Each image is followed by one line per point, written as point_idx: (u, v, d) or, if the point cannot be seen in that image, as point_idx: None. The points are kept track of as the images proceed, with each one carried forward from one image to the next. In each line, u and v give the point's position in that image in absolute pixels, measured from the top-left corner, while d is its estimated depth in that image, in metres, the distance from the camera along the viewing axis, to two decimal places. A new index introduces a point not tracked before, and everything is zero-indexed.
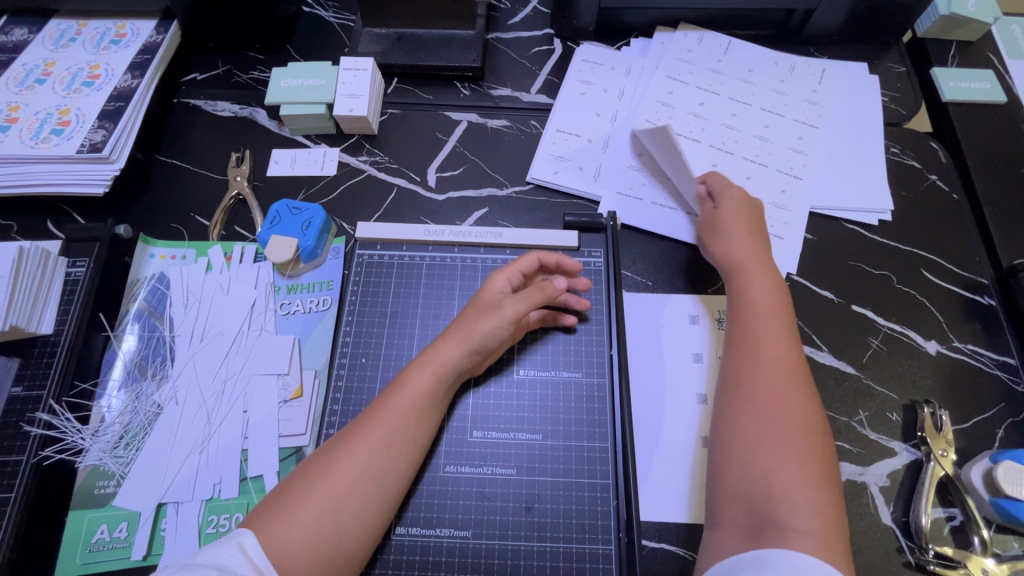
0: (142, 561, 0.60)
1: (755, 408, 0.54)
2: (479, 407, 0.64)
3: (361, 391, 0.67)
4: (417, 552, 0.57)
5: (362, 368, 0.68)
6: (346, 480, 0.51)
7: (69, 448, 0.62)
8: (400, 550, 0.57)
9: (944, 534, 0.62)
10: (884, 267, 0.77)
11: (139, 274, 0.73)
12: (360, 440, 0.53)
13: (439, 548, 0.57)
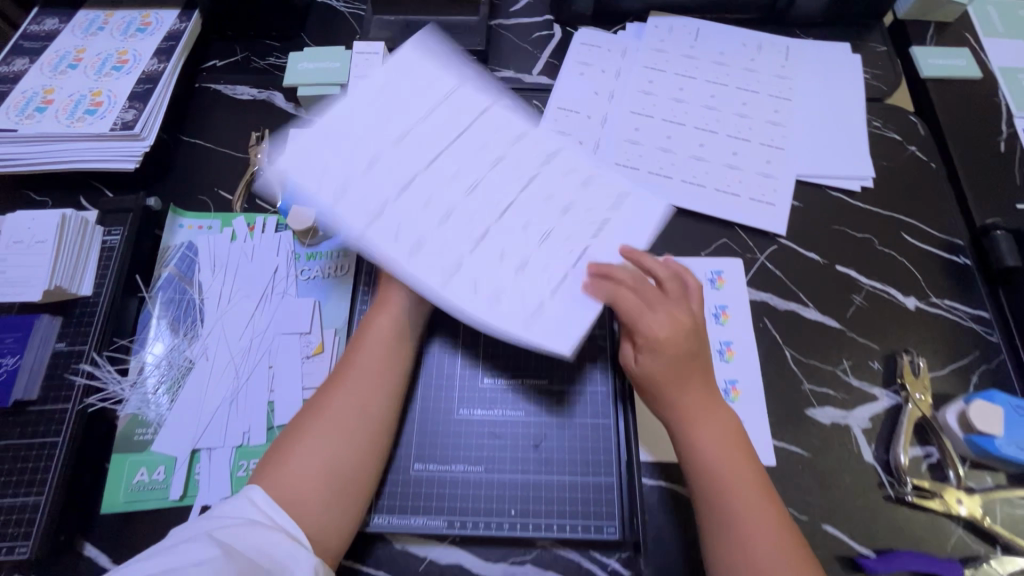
0: (178, 501, 0.65)
1: (693, 420, 0.59)
2: (491, 353, 0.68)
3: None
4: (435, 483, 0.62)
5: None
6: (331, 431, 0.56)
7: (111, 397, 0.67)
8: (419, 481, 0.62)
9: (922, 470, 0.67)
10: (867, 230, 0.82)
11: (170, 242, 0.78)
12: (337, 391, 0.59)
13: (454, 480, 0.62)
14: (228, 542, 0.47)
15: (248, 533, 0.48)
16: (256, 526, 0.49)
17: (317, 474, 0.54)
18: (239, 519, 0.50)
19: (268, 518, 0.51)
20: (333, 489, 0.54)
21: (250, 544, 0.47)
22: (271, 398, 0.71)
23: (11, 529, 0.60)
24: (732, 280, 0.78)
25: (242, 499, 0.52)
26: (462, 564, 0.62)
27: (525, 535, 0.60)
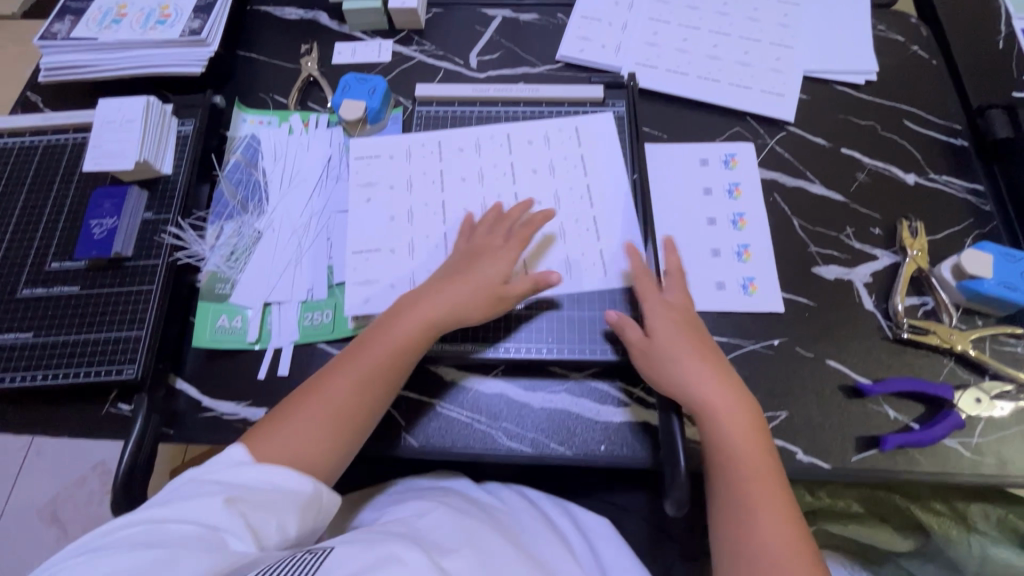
0: (254, 343, 0.75)
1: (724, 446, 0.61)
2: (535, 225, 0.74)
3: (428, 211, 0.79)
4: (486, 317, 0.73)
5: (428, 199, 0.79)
6: (325, 404, 0.62)
7: (194, 256, 0.77)
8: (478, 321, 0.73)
9: (917, 315, 0.74)
10: (871, 118, 0.88)
11: (235, 133, 0.87)
12: (342, 368, 0.64)
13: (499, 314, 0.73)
14: (222, 480, 0.53)
15: (235, 470, 0.54)
16: (238, 462, 0.55)
17: (314, 441, 0.60)
18: (225, 458, 0.56)
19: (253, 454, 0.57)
20: (320, 438, 0.60)
21: (240, 476, 0.54)
22: (330, 262, 0.79)
23: (119, 355, 0.70)
24: (744, 161, 0.84)
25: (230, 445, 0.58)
26: (505, 393, 0.71)
27: (560, 357, 0.70)
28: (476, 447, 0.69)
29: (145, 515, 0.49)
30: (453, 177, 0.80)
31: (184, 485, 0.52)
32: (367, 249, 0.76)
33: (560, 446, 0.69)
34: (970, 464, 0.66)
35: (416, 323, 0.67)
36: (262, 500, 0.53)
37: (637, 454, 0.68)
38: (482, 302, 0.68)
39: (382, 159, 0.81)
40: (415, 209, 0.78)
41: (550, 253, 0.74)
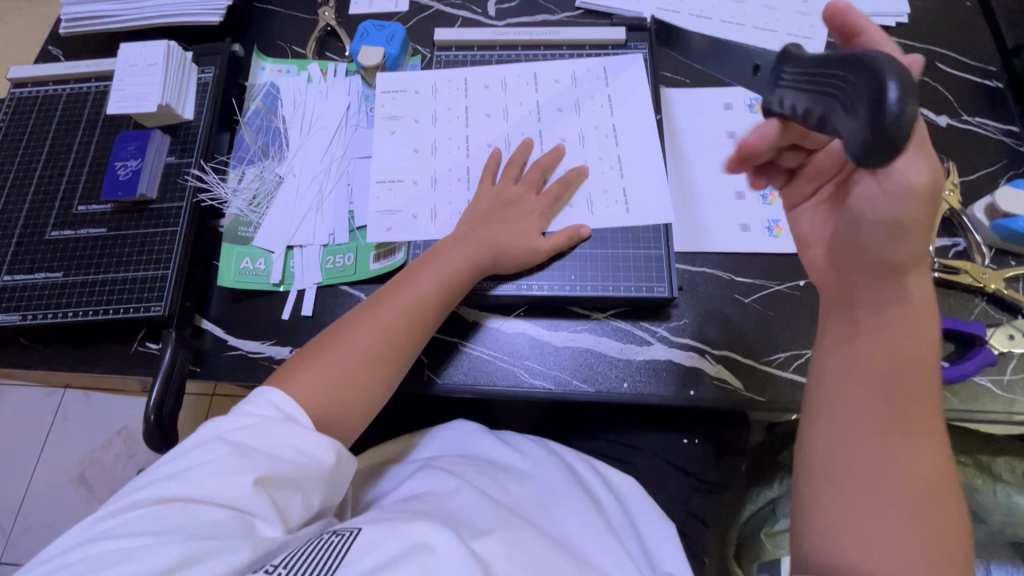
0: (278, 285, 0.75)
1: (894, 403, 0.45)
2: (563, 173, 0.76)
3: (448, 155, 0.80)
4: None
5: (449, 142, 0.80)
6: (366, 335, 0.62)
7: (217, 199, 0.77)
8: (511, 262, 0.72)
9: (948, 256, 0.73)
10: (901, 61, 0.85)
11: (255, 82, 0.87)
12: (383, 306, 0.65)
13: None
14: (250, 449, 0.50)
15: (265, 437, 0.52)
16: (266, 426, 0.52)
17: (355, 377, 0.60)
18: (253, 420, 0.53)
19: (285, 415, 0.54)
20: (355, 389, 0.60)
21: (268, 446, 0.51)
22: (351, 207, 0.80)
23: (147, 293, 0.71)
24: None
25: (263, 399, 0.55)
26: (528, 332, 0.72)
27: (583, 295, 0.70)
28: (499, 383, 0.69)
29: (172, 481, 0.48)
30: (477, 113, 0.81)
31: (209, 446, 0.50)
32: (391, 179, 0.78)
33: (582, 383, 0.69)
34: (1001, 402, 0.65)
35: (456, 263, 0.68)
36: (290, 476, 0.51)
37: (660, 390, 0.68)
38: (517, 250, 0.69)
39: (408, 95, 0.83)
40: (439, 142, 0.80)
41: (575, 185, 0.74)
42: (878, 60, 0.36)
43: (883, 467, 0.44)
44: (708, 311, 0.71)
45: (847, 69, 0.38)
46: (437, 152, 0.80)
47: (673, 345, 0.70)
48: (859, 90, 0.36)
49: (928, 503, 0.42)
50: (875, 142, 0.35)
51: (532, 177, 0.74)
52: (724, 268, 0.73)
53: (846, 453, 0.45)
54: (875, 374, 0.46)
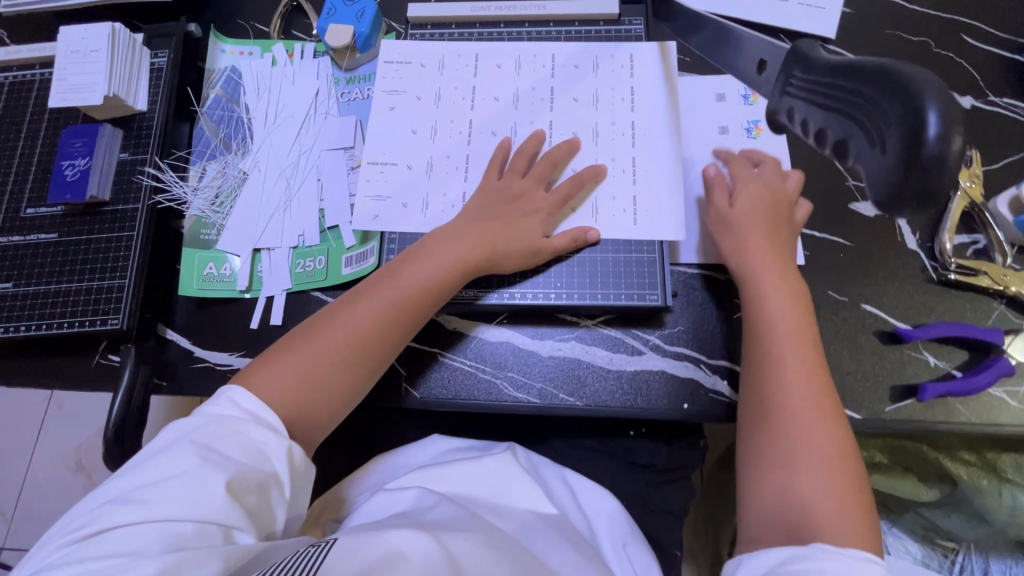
0: (245, 292, 0.71)
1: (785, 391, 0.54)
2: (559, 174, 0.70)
3: (447, 140, 0.73)
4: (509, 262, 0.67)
5: (451, 129, 0.74)
6: (342, 338, 0.58)
7: (175, 199, 0.71)
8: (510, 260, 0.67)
9: (966, 254, 0.67)
10: (923, 34, 0.77)
11: (214, 66, 0.79)
12: (358, 306, 0.60)
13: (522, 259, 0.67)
14: (213, 454, 0.47)
15: (229, 440, 0.48)
16: (230, 428, 0.49)
17: (330, 378, 0.56)
18: (215, 423, 0.49)
19: (250, 415, 0.51)
20: (315, 390, 0.56)
21: (233, 449, 0.48)
22: (321, 204, 0.74)
23: (103, 304, 0.66)
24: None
25: (227, 399, 0.52)
26: (511, 341, 0.67)
27: (569, 303, 0.65)
28: (480, 397, 0.65)
29: (132, 495, 0.45)
30: (480, 95, 0.75)
31: (169, 456, 0.47)
32: (384, 161, 0.72)
33: (568, 395, 0.65)
34: (1016, 414, 0.61)
35: (441, 263, 0.62)
36: (259, 481, 0.48)
37: (652, 403, 0.64)
38: (515, 251, 0.64)
39: (412, 67, 0.76)
40: (439, 125, 0.74)
41: (587, 179, 0.68)
42: (909, 78, 0.38)
43: (777, 420, 0.53)
44: (705, 318, 0.66)
45: (883, 80, 0.39)
46: (436, 135, 0.73)
47: (667, 355, 0.65)
48: (894, 98, 0.38)
49: (833, 447, 0.51)
50: (909, 148, 0.37)
51: (540, 168, 0.68)
52: (721, 271, 0.68)
53: (746, 420, 0.56)
54: (752, 347, 0.59)
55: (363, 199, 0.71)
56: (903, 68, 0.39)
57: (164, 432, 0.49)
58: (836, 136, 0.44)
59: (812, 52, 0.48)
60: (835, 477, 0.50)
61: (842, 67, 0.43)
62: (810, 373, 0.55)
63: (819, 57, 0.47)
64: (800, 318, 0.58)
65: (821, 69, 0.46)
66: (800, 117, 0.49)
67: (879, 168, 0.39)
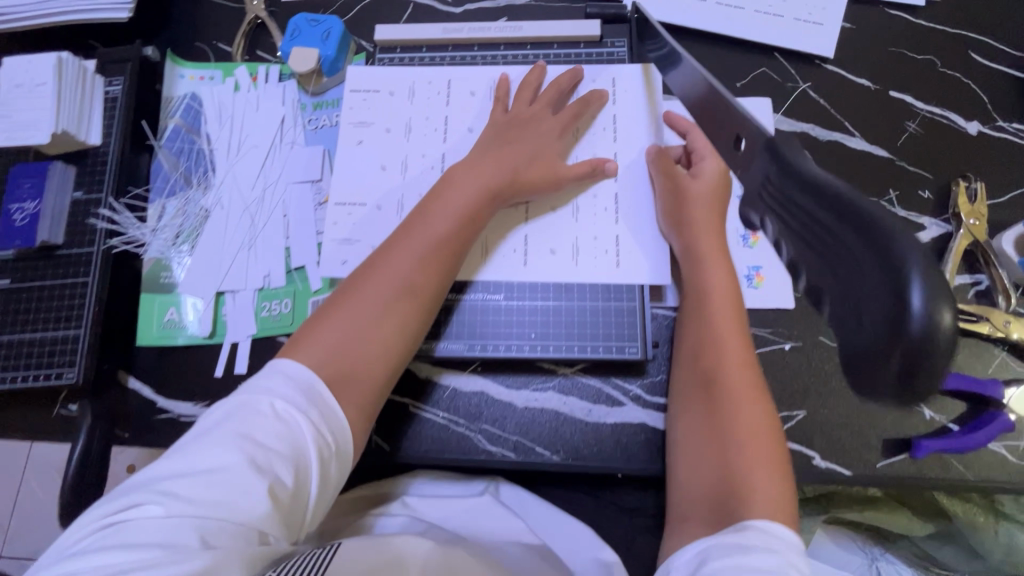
0: (209, 338, 0.68)
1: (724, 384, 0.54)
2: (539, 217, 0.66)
3: (417, 178, 0.70)
4: (478, 312, 0.64)
5: (424, 169, 0.70)
6: (373, 291, 0.57)
7: (132, 242, 0.68)
8: (473, 309, 0.64)
9: (967, 297, 0.63)
10: (929, 52, 0.72)
11: (172, 93, 0.75)
12: (383, 262, 0.60)
13: (493, 309, 0.64)
14: (254, 446, 0.47)
15: (271, 430, 0.49)
16: (275, 413, 0.50)
17: (363, 344, 0.56)
18: (260, 410, 0.50)
19: (296, 392, 0.52)
20: (361, 344, 0.56)
21: (274, 441, 0.48)
22: (287, 242, 0.71)
23: (58, 357, 0.63)
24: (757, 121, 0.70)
25: (274, 375, 0.53)
26: (486, 391, 0.64)
27: (543, 355, 0.62)
28: (452, 452, 0.63)
29: (180, 480, 0.46)
30: (454, 127, 0.71)
31: (216, 442, 0.47)
32: (351, 203, 0.70)
33: (545, 449, 0.62)
34: (1015, 470, 0.58)
35: (466, 197, 0.62)
36: (296, 476, 0.48)
37: (633, 458, 0.61)
38: (538, 179, 0.64)
39: (381, 96, 0.72)
40: (410, 158, 0.71)
41: (560, 223, 0.66)
42: (878, 214, 0.25)
43: (720, 412, 0.53)
44: None
45: (847, 214, 0.26)
46: (407, 171, 0.70)
47: (648, 407, 0.62)
48: (870, 245, 0.25)
49: (759, 432, 0.51)
50: (887, 329, 0.23)
51: (548, 93, 0.68)
52: None
53: (684, 413, 0.56)
54: (693, 330, 0.58)
55: (331, 243, 0.68)
56: (866, 198, 0.26)
57: (212, 412, 0.50)
58: (808, 278, 0.29)
59: (786, 150, 0.34)
60: (760, 461, 0.50)
61: (801, 188, 0.31)
62: (742, 356, 0.55)
63: (793, 162, 0.33)
64: (737, 303, 0.58)
65: (785, 179, 0.33)
66: (829, 235, 0.27)
67: (880, 355, 0.24)
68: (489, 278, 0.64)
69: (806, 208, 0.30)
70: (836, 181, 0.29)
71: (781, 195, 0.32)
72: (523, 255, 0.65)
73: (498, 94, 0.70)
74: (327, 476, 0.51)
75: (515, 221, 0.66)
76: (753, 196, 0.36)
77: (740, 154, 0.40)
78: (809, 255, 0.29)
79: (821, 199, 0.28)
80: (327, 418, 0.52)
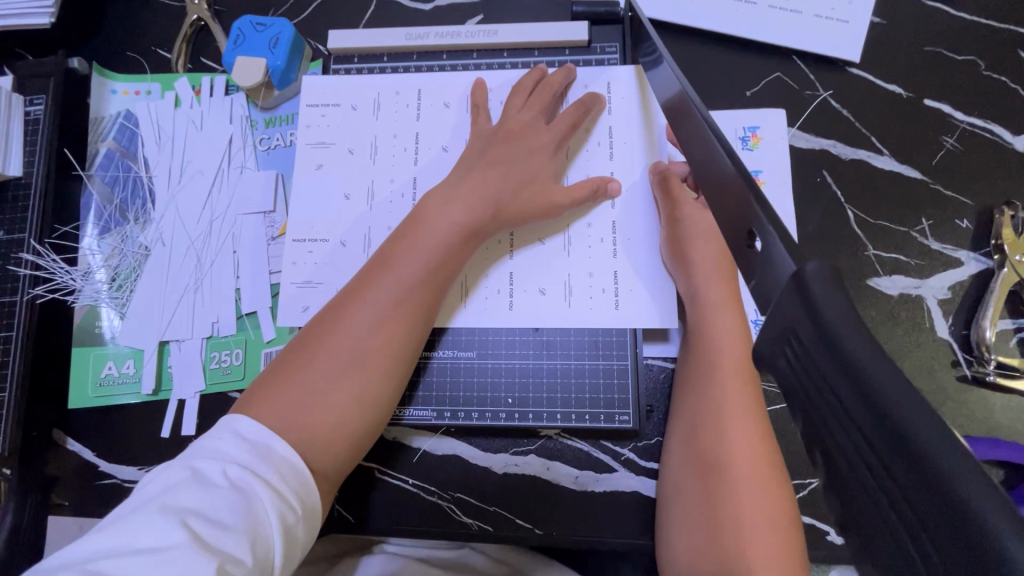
0: (153, 395, 0.60)
1: (731, 453, 0.46)
2: (523, 255, 0.57)
3: (388, 207, 0.59)
4: (448, 374, 0.56)
5: (393, 200, 0.59)
6: (338, 339, 0.48)
7: (61, 288, 0.61)
8: (441, 371, 0.56)
9: (1010, 345, 0.55)
10: (971, 52, 0.62)
11: (102, 111, 0.66)
12: (357, 303, 0.50)
13: (467, 370, 0.56)
14: (202, 516, 0.37)
15: (223, 497, 0.38)
16: (224, 474, 0.40)
17: (337, 405, 0.46)
18: (208, 474, 0.39)
19: (248, 449, 0.42)
20: (322, 401, 0.46)
21: (227, 509, 0.38)
22: (237, 283, 0.62)
23: None
24: (770, 137, 0.61)
25: (226, 433, 0.43)
26: (460, 455, 0.57)
27: (521, 424, 0.55)
28: (422, 524, 0.56)
29: (100, 566, 0.34)
30: (426, 145, 0.60)
31: (151, 515, 0.37)
32: (311, 239, 0.59)
33: (526, 521, 0.55)
34: None
35: (451, 230, 0.52)
36: (256, 550, 0.38)
37: (626, 533, 0.54)
38: (534, 207, 0.55)
39: (342, 111, 0.62)
40: (377, 185, 0.60)
41: (546, 262, 0.57)
42: (975, 505, 0.18)
43: (728, 486, 0.45)
44: None
45: (925, 483, 0.19)
46: (374, 200, 0.59)
47: (641, 474, 0.55)
48: (962, 553, 0.18)
49: (763, 486, 0.44)
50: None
51: (540, 97, 0.58)
52: None
53: (683, 485, 0.48)
54: (694, 379, 0.51)
55: (291, 287, 0.58)
56: (948, 458, 0.19)
57: (143, 487, 0.39)
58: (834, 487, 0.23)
59: (820, 290, 0.26)
60: (764, 521, 0.43)
61: (843, 382, 0.23)
62: (753, 420, 0.47)
63: (829, 318, 0.25)
64: (743, 347, 0.50)
65: (822, 354, 0.24)
66: (875, 488, 0.21)
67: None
68: (463, 327, 0.57)
69: (838, 410, 0.23)
70: (904, 404, 0.21)
71: (804, 362, 0.25)
72: (508, 297, 0.57)
73: (476, 101, 0.60)
74: (292, 547, 0.41)
75: (499, 253, 0.58)
76: (768, 325, 0.28)
77: (756, 255, 0.33)
78: (850, 496, 0.22)
79: (861, 415, 0.22)
80: (292, 481, 0.42)
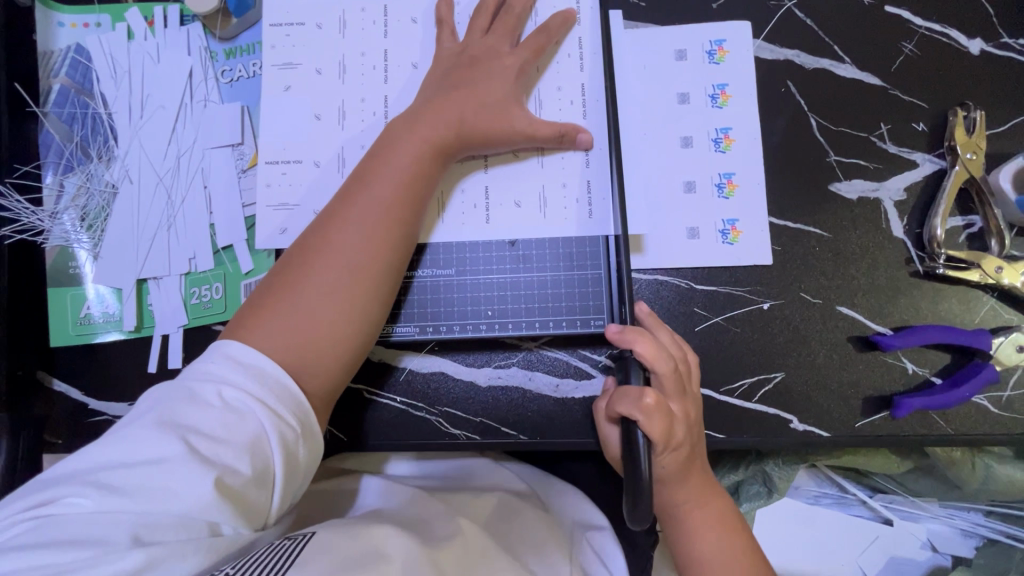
0: (135, 332, 0.61)
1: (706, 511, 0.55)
2: (498, 175, 0.58)
3: (360, 129, 0.58)
4: (428, 292, 0.58)
5: (365, 121, 0.59)
6: (322, 261, 0.49)
7: (28, 229, 0.60)
8: (422, 290, 0.58)
9: (959, 241, 0.59)
10: None
11: (51, 45, 0.64)
12: (338, 222, 0.50)
13: (448, 288, 0.58)
14: (199, 433, 0.39)
15: (217, 416, 0.40)
16: (218, 398, 0.41)
17: (326, 320, 0.48)
18: (203, 395, 0.41)
19: (241, 373, 0.42)
20: (310, 322, 0.47)
21: (222, 427, 0.39)
22: (211, 218, 0.62)
23: None
24: (736, 51, 0.61)
25: (218, 357, 0.43)
26: (445, 370, 0.59)
27: (503, 334, 0.57)
28: (412, 438, 0.58)
29: (103, 476, 0.37)
30: (396, 63, 0.59)
31: (148, 429, 0.38)
32: (285, 160, 0.58)
33: (512, 429, 0.58)
34: (995, 421, 0.56)
35: (422, 142, 0.53)
36: (254, 462, 0.39)
37: None
38: (504, 126, 0.55)
39: (307, 30, 0.60)
40: (348, 104, 0.59)
41: (521, 180, 0.58)
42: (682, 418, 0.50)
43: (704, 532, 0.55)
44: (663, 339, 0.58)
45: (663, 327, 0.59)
46: (345, 120, 0.59)
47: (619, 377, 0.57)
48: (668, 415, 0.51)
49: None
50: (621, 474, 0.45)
51: (506, 13, 0.58)
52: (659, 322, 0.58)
53: None
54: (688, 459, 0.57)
55: (266, 211, 0.58)
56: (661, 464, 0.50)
57: (143, 403, 0.41)
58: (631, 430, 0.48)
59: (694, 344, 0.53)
60: None
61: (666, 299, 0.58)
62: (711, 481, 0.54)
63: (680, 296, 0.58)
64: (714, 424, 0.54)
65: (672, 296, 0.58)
66: None
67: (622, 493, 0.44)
68: (441, 245, 0.58)
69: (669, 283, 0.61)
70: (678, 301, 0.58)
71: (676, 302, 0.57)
72: (485, 211, 0.58)
73: (442, 15, 0.59)
74: (293, 466, 0.42)
75: (473, 168, 0.58)
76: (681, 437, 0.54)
77: None
78: None
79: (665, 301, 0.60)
80: (287, 403, 0.43)
